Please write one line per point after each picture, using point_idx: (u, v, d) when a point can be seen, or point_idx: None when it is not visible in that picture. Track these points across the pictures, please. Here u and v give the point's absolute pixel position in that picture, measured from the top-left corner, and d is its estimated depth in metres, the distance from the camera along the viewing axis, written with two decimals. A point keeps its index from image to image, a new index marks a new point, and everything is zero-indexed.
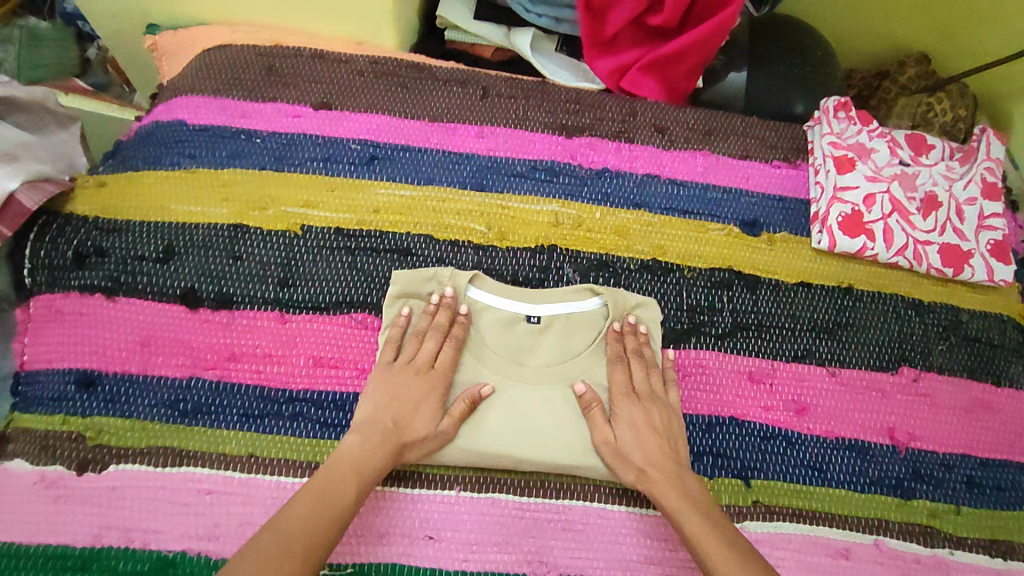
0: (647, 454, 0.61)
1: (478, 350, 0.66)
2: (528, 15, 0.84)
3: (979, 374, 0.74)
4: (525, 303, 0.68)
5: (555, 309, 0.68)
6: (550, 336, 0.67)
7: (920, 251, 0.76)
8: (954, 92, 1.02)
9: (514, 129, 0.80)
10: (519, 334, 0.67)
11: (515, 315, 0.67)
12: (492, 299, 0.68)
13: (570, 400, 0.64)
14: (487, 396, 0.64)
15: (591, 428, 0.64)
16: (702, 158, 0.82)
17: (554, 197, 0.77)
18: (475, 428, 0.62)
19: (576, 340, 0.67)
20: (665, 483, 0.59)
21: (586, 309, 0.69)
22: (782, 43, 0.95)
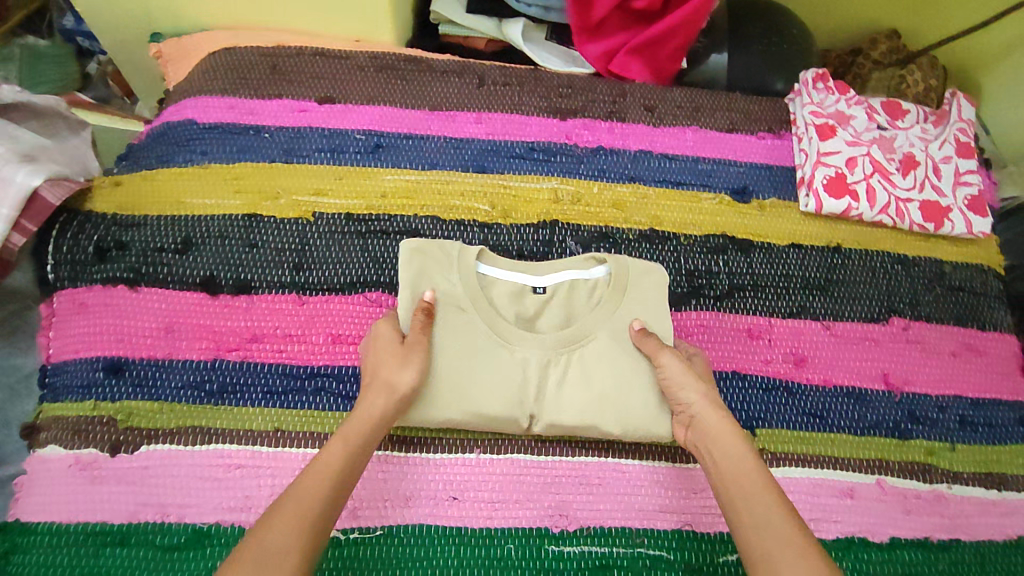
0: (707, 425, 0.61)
1: (489, 319, 0.66)
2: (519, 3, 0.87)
3: (966, 321, 0.77)
4: (531, 274, 0.70)
5: (561, 278, 0.70)
6: (554, 308, 0.70)
7: (902, 209, 0.80)
8: (925, 63, 1.09)
9: (510, 114, 0.84)
10: (526, 308, 0.69)
11: (523, 287, 0.70)
12: (500, 272, 0.69)
13: (579, 364, 0.66)
14: (500, 363, 0.65)
15: (602, 390, 0.65)
16: (691, 133, 0.86)
17: (553, 175, 0.81)
18: (484, 394, 0.63)
19: (577, 309, 0.70)
20: (718, 429, 0.60)
21: (590, 278, 0.70)
22: (760, 24, 1.00)
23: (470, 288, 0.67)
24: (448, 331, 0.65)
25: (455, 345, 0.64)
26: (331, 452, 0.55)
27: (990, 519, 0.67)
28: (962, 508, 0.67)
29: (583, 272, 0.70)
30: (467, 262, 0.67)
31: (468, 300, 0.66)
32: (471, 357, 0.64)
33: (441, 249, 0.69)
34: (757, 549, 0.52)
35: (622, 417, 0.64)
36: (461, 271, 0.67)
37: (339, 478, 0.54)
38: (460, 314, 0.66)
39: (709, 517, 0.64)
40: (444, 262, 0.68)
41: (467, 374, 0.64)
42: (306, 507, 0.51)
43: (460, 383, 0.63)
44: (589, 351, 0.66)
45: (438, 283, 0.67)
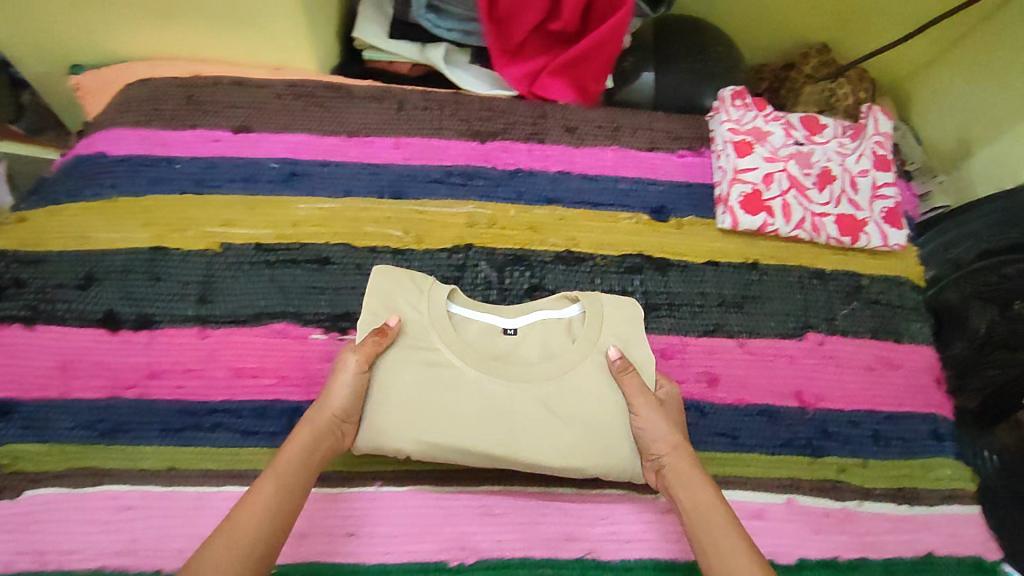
0: (674, 462, 0.61)
1: (462, 351, 0.65)
2: (435, 26, 0.86)
3: (881, 334, 0.78)
4: (503, 315, 0.70)
5: (532, 318, 0.70)
6: (528, 344, 0.69)
7: (817, 224, 0.80)
8: (853, 76, 1.11)
9: (428, 138, 0.84)
10: (499, 346, 0.69)
11: (494, 327, 0.70)
12: (472, 313, 0.70)
13: (552, 398, 0.64)
14: (469, 397, 0.63)
15: (573, 425, 0.64)
16: (611, 153, 0.86)
17: (469, 199, 0.80)
18: (458, 432, 0.62)
19: (554, 345, 0.68)
20: (688, 473, 0.60)
21: (561, 315, 0.70)
22: (686, 41, 1.00)
23: (441, 322, 0.66)
24: (421, 367, 0.64)
25: (426, 381, 0.64)
26: (263, 487, 0.54)
27: (900, 536, 0.67)
28: (872, 526, 0.67)
29: (557, 310, 0.71)
30: (438, 296, 0.68)
31: (440, 332, 0.66)
32: (443, 393, 0.63)
33: (415, 282, 0.69)
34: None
35: (601, 454, 0.63)
36: (436, 304, 0.67)
37: (273, 517, 0.52)
38: (430, 348, 0.66)
39: (614, 545, 0.64)
40: (413, 296, 0.68)
41: (439, 411, 0.62)
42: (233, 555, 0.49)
43: (431, 420, 0.62)
44: (564, 386, 0.65)
45: (412, 313, 0.67)
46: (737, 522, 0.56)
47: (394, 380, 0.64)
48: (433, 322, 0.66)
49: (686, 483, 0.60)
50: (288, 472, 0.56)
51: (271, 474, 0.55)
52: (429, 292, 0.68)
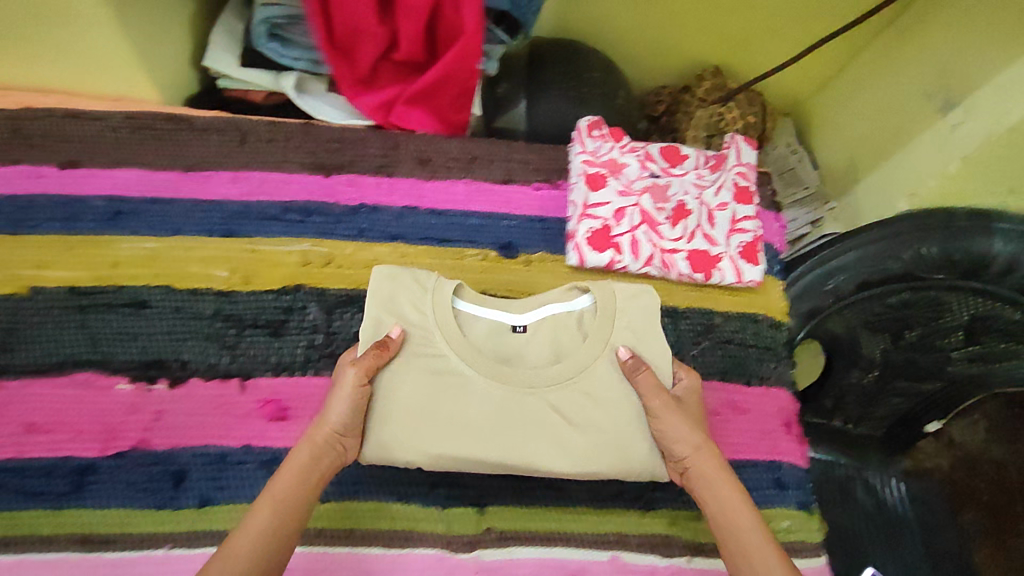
0: (699, 462, 0.65)
1: (466, 355, 0.66)
2: (284, 58, 0.82)
3: (730, 375, 0.76)
4: (510, 313, 0.71)
5: (543, 312, 0.70)
6: (538, 341, 0.71)
7: (667, 260, 0.78)
8: (743, 100, 1.09)
9: (270, 172, 0.81)
10: (504, 347, 0.71)
11: (502, 324, 0.71)
12: (481, 309, 0.70)
13: (561, 403, 0.66)
14: (490, 402, 0.65)
15: (584, 429, 0.66)
16: (463, 186, 0.83)
17: (306, 236, 0.77)
18: (498, 438, 0.65)
19: (560, 345, 0.70)
20: (711, 474, 0.64)
21: (571, 309, 0.71)
22: (558, 67, 0.97)
23: (448, 328, 0.66)
24: (427, 375, 0.66)
25: (430, 387, 0.65)
26: (259, 516, 0.56)
27: None
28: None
29: (568, 303, 0.71)
30: (444, 299, 0.67)
31: (443, 334, 0.66)
32: (448, 399, 0.65)
33: (414, 279, 0.69)
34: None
35: (613, 458, 0.66)
36: (442, 305, 0.67)
37: (266, 536, 0.55)
38: (436, 354, 0.66)
39: None
40: (414, 299, 0.68)
41: (444, 419, 0.64)
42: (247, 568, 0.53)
43: (443, 429, 0.64)
44: (574, 391, 0.67)
45: (414, 316, 0.67)
46: (763, 521, 0.61)
47: (394, 385, 0.65)
48: (438, 326, 0.66)
49: (707, 481, 0.64)
50: (288, 495, 0.58)
51: (265, 499, 0.57)
52: (433, 292, 0.67)
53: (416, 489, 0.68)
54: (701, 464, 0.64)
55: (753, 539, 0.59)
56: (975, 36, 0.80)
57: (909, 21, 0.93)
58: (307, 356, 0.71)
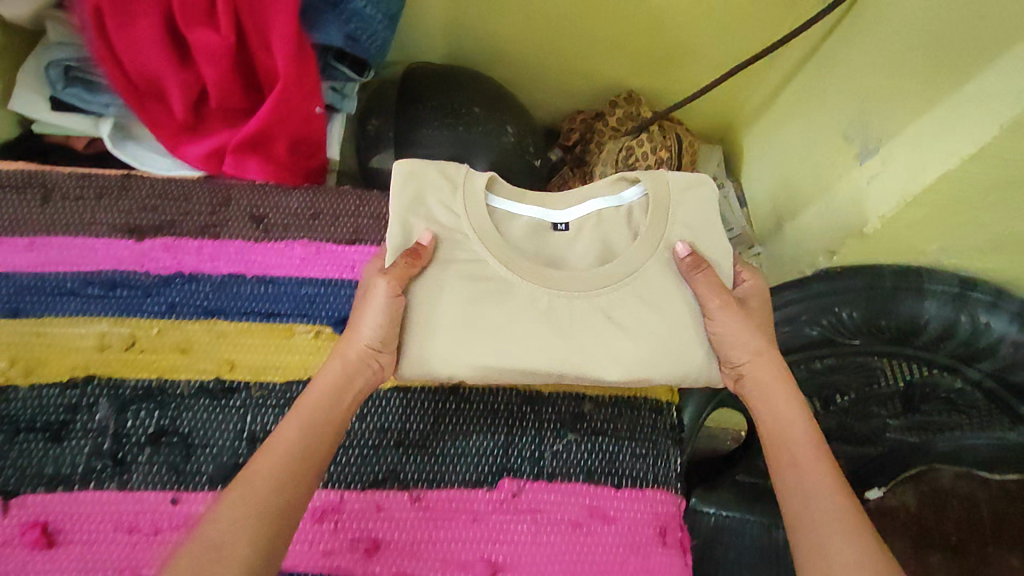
0: (766, 376, 0.62)
1: (505, 258, 0.62)
2: (92, 105, 0.71)
3: (597, 476, 0.66)
4: (549, 209, 0.66)
5: (587, 208, 0.66)
6: (584, 241, 0.65)
7: None
8: (657, 131, 0.97)
9: (74, 236, 0.69)
10: (548, 246, 0.66)
11: (542, 222, 0.66)
12: (520, 207, 0.65)
13: (615, 305, 0.62)
14: (528, 308, 0.61)
15: (639, 335, 0.61)
16: (300, 247, 0.72)
17: (106, 315, 0.67)
18: (546, 344, 0.61)
19: (612, 241, 0.65)
20: (768, 383, 0.62)
21: (620, 203, 0.65)
22: (434, 101, 0.86)
23: (484, 227, 0.62)
24: (467, 280, 0.61)
25: (473, 293, 0.61)
26: (287, 425, 0.53)
27: None
28: None
29: (616, 198, 0.65)
30: (477, 196, 0.62)
31: (478, 236, 0.62)
32: (490, 304, 0.61)
33: (441, 175, 0.63)
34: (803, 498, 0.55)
35: (669, 362, 0.61)
36: (474, 198, 0.62)
37: (293, 454, 0.52)
38: (469, 253, 0.62)
39: None
40: (447, 196, 0.63)
41: (490, 326, 0.60)
42: (287, 468, 0.51)
43: (484, 334, 0.60)
44: (629, 291, 0.62)
45: (446, 219, 0.62)
46: (818, 433, 0.59)
47: (434, 293, 0.61)
48: (472, 229, 0.62)
49: (768, 397, 0.61)
50: (324, 398, 0.56)
51: (296, 411, 0.55)
52: (462, 189, 0.63)
53: None
54: (764, 378, 0.62)
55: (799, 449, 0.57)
56: (899, 68, 0.69)
57: (833, 47, 0.81)
58: (88, 466, 0.60)
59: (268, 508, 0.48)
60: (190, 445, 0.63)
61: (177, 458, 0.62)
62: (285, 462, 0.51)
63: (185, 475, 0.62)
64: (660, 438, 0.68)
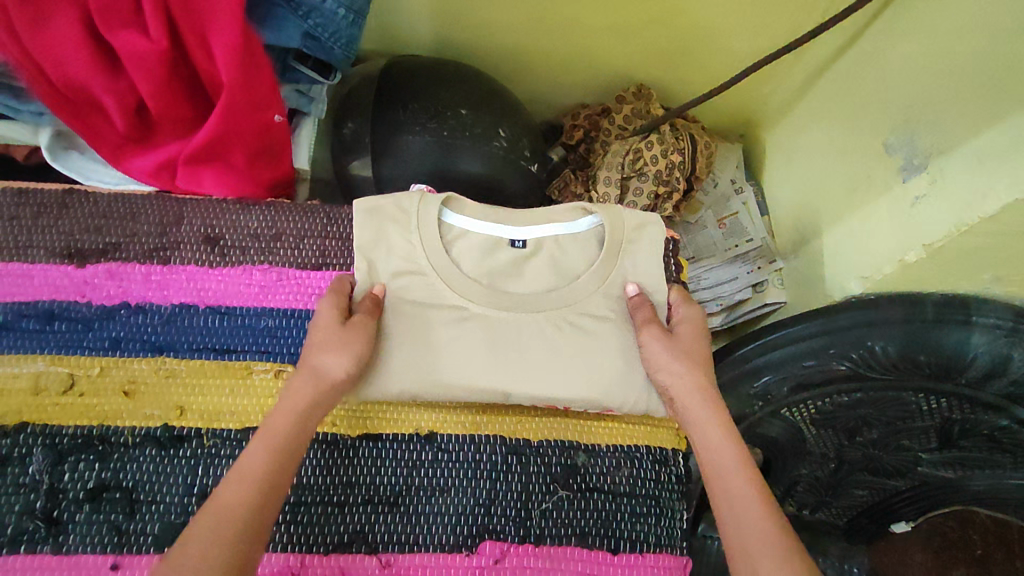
0: (687, 395, 0.54)
1: (458, 283, 0.57)
2: (22, 114, 0.62)
3: (592, 539, 0.58)
4: (508, 226, 0.59)
5: (544, 230, 0.60)
6: (536, 266, 0.59)
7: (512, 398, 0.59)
8: (668, 133, 0.87)
9: (7, 262, 0.62)
10: (502, 261, 0.59)
11: (496, 240, 0.59)
12: (471, 223, 0.59)
13: (558, 334, 0.58)
14: (482, 335, 0.57)
15: (581, 363, 0.58)
16: (260, 274, 0.64)
17: (43, 352, 0.60)
18: (492, 370, 0.57)
19: (566, 265, 0.60)
20: (695, 409, 0.54)
21: (576, 232, 0.60)
22: (415, 103, 0.77)
23: (433, 250, 0.57)
24: (412, 307, 0.57)
25: (418, 320, 0.57)
26: (255, 457, 0.46)
27: None
28: None
29: (572, 225, 0.60)
30: (429, 219, 0.57)
31: (432, 265, 0.57)
32: (439, 332, 0.57)
33: (396, 204, 0.58)
34: (739, 526, 0.47)
35: (614, 390, 0.58)
36: (427, 225, 0.57)
37: (263, 486, 0.45)
38: (418, 279, 0.58)
39: None
40: (396, 222, 0.58)
41: (437, 352, 0.57)
42: (237, 516, 0.43)
43: (426, 363, 0.57)
44: (576, 320, 0.58)
45: (401, 249, 0.58)
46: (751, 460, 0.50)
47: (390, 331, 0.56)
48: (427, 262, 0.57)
49: (695, 421, 0.53)
50: (283, 429, 0.48)
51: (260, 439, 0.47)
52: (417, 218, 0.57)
53: None
54: (686, 393, 0.54)
55: (728, 467, 0.50)
56: (952, 74, 0.60)
57: (872, 38, 0.70)
58: (19, 527, 0.54)
59: (227, 555, 0.41)
60: (134, 502, 0.56)
61: (119, 517, 0.55)
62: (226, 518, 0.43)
63: (127, 536, 0.55)
64: (666, 494, 0.60)
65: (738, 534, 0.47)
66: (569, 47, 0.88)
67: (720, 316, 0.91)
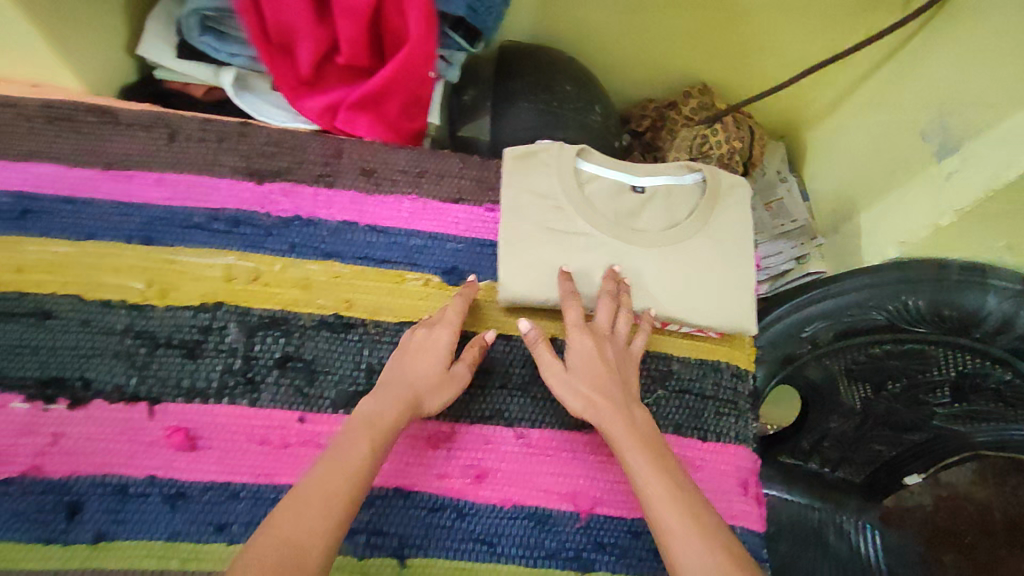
0: (599, 405, 0.61)
1: (591, 216, 0.72)
2: (220, 54, 0.77)
3: (686, 430, 0.70)
4: (630, 174, 0.74)
5: (658, 180, 0.74)
6: (652, 207, 0.73)
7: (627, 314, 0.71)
8: (730, 123, 1.01)
9: (198, 176, 0.74)
10: (627, 203, 0.73)
11: (623, 185, 0.74)
12: (602, 170, 0.74)
13: (667, 262, 0.72)
14: (605, 256, 0.71)
15: (689, 284, 0.71)
16: (409, 202, 0.76)
17: (232, 249, 0.71)
18: (619, 284, 0.70)
19: (680, 207, 0.74)
20: (608, 418, 0.60)
21: (684, 183, 0.75)
22: (528, 77, 0.91)
23: (569, 184, 0.72)
24: (552, 229, 0.72)
25: (559, 242, 0.71)
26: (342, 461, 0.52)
27: None
28: None
29: (679, 178, 0.75)
30: (566, 162, 0.72)
31: (572, 202, 0.72)
32: (574, 253, 0.71)
33: (542, 152, 0.74)
34: (669, 531, 0.52)
35: (708, 307, 0.71)
36: (566, 168, 0.73)
37: (360, 478, 0.52)
38: (556, 211, 0.72)
39: None
40: (539, 165, 0.74)
41: (572, 265, 0.71)
42: (324, 510, 0.48)
43: (564, 274, 0.70)
44: (685, 251, 0.72)
45: (545, 187, 0.73)
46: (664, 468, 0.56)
47: (536, 248, 0.71)
48: (566, 198, 0.72)
49: (612, 428, 0.60)
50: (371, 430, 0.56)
51: (338, 448, 0.53)
52: (558, 163, 0.73)
53: (358, 540, 0.61)
54: (593, 403, 0.61)
55: (650, 478, 0.55)
56: (975, 78, 0.75)
57: (909, 49, 0.85)
58: (221, 382, 0.65)
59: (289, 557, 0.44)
60: (314, 371, 0.66)
61: (303, 381, 0.66)
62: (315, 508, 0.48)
63: (310, 397, 0.65)
64: (742, 402, 0.73)
65: (672, 538, 0.51)
66: (648, 47, 1.03)
67: (766, 284, 1.05)
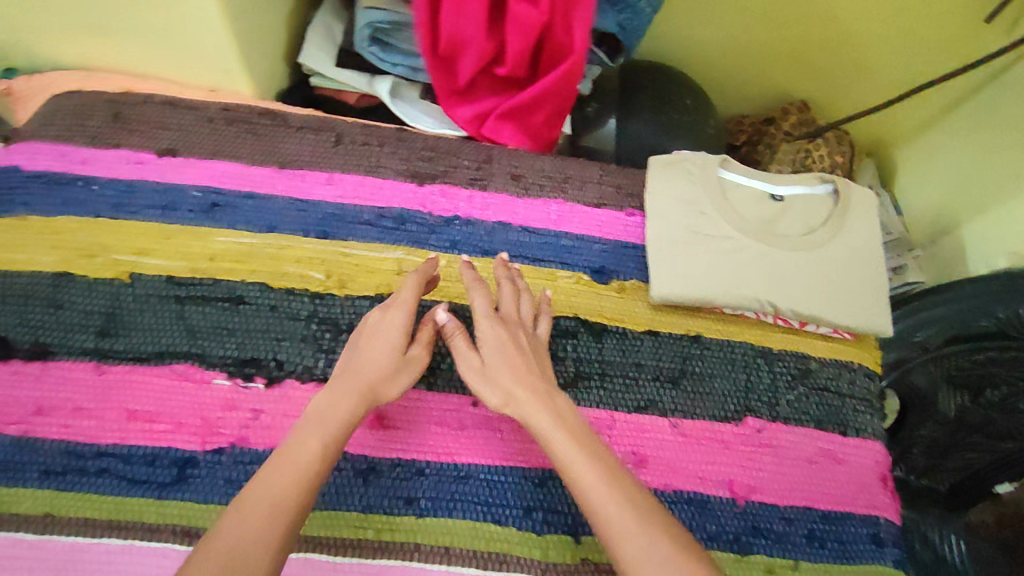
0: (527, 395, 0.60)
1: (734, 221, 0.76)
2: (384, 63, 0.84)
3: (826, 425, 0.74)
4: (768, 184, 0.80)
5: (794, 189, 0.80)
6: (789, 214, 0.79)
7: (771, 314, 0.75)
8: (831, 138, 1.07)
9: (364, 176, 0.79)
10: (766, 210, 0.79)
11: (762, 194, 0.80)
12: (742, 180, 0.80)
13: (807, 265, 0.75)
14: (748, 258, 0.75)
15: (827, 286, 0.75)
16: (556, 206, 0.82)
17: (400, 244, 0.76)
18: (766, 284, 0.74)
19: (814, 215, 0.79)
20: (534, 407, 0.59)
21: (817, 192, 0.81)
22: (649, 92, 0.97)
23: (713, 191, 0.77)
24: (699, 232, 0.76)
25: (705, 244, 0.75)
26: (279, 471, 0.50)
27: None
28: None
29: (812, 188, 0.81)
30: (709, 173, 0.79)
31: (715, 208, 0.77)
32: (721, 254, 0.75)
33: (684, 163, 0.80)
34: (608, 522, 0.50)
35: (846, 308, 0.75)
36: (709, 177, 0.78)
37: (309, 476, 0.51)
38: (702, 216, 0.77)
39: None
40: (683, 173, 0.79)
41: (718, 265, 0.74)
42: (274, 512, 0.47)
43: (711, 272, 0.74)
44: (823, 255, 0.76)
45: (689, 194, 0.78)
46: (605, 460, 0.55)
47: (683, 248, 0.75)
48: (711, 203, 0.77)
49: (537, 419, 0.58)
50: (312, 428, 0.54)
51: (285, 453, 0.52)
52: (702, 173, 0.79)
53: (534, 518, 0.65)
54: (514, 393, 0.60)
55: (583, 469, 0.54)
56: None
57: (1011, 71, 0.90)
58: None
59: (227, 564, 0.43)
60: None
61: None
62: (267, 517, 0.47)
63: None
64: (874, 400, 0.78)
65: (612, 530, 0.50)
66: (749, 65, 1.10)
67: None
